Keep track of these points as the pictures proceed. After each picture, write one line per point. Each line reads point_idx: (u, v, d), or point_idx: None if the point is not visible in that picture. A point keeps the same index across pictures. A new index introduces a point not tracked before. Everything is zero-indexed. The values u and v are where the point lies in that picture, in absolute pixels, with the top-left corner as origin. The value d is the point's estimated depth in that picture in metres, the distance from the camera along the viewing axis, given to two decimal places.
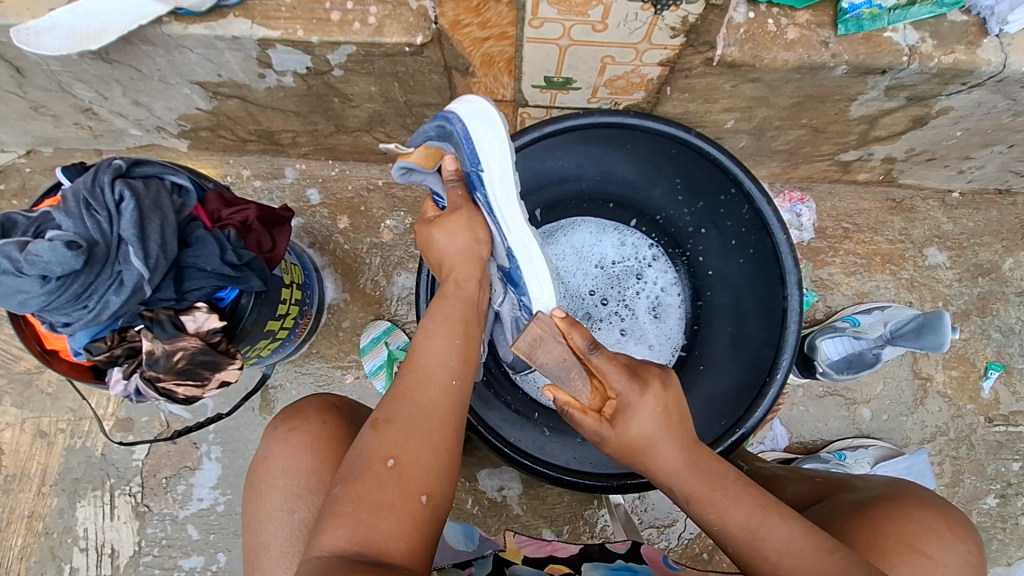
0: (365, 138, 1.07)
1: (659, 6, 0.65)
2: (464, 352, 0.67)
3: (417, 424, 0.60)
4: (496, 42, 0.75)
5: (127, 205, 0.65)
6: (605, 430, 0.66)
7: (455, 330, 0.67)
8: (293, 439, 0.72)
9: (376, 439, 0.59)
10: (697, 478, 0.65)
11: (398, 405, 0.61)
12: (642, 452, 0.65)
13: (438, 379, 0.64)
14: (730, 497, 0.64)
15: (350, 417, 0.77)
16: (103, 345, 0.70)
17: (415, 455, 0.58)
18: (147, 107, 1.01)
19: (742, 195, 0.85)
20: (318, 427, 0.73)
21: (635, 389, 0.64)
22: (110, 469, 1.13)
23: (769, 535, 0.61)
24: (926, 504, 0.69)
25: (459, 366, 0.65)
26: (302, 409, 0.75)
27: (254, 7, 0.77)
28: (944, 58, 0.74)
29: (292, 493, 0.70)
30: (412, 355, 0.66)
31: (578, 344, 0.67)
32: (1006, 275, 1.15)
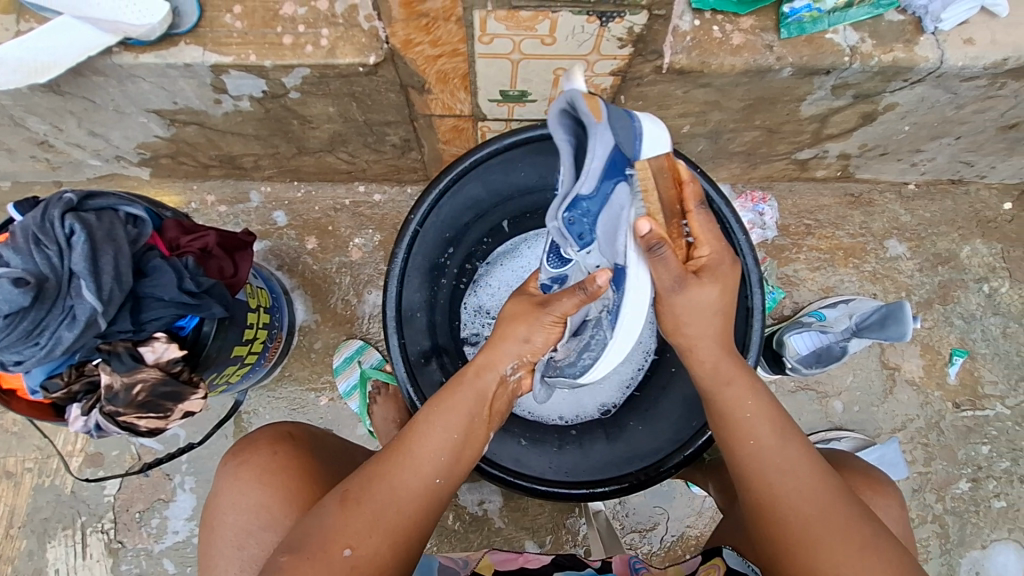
0: (328, 159, 1.07)
1: (605, 18, 0.66)
2: (457, 451, 0.66)
3: (384, 517, 0.61)
4: (450, 59, 0.75)
5: (77, 239, 0.64)
6: (688, 280, 0.63)
7: (454, 423, 0.66)
8: (243, 473, 0.72)
9: (342, 520, 0.60)
10: (733, 363, 0.67)
11: (371, 488, 0.62)
12: (707, 315, 0.65)
13: (419, 472, 0.64)
14: (761, 409, 0.67)
15: (304, 446, 0.76)
16: (60, 381, 0.69)
17: (374, 548, 0.60)
18: (104, 137, 1.00)
19: (700, 199, 0.88)
20: (268, 459, 0.73)
21: (722, 251, 0.65)
22: (81, 506, 1.11)
23: (787, 445, 0.65)
24: (854, 468, 0.77)
25: (444, 464, 0.65)
26: (253, 441, 0.74)
27: (205, 34, 0.76)
28: (884, 57, 0.76)
29: (242, 528, 0.70)
30: (403, 440, 0.65)
31: (691, 193, 0.63)
32: (964, 262, 1.18)
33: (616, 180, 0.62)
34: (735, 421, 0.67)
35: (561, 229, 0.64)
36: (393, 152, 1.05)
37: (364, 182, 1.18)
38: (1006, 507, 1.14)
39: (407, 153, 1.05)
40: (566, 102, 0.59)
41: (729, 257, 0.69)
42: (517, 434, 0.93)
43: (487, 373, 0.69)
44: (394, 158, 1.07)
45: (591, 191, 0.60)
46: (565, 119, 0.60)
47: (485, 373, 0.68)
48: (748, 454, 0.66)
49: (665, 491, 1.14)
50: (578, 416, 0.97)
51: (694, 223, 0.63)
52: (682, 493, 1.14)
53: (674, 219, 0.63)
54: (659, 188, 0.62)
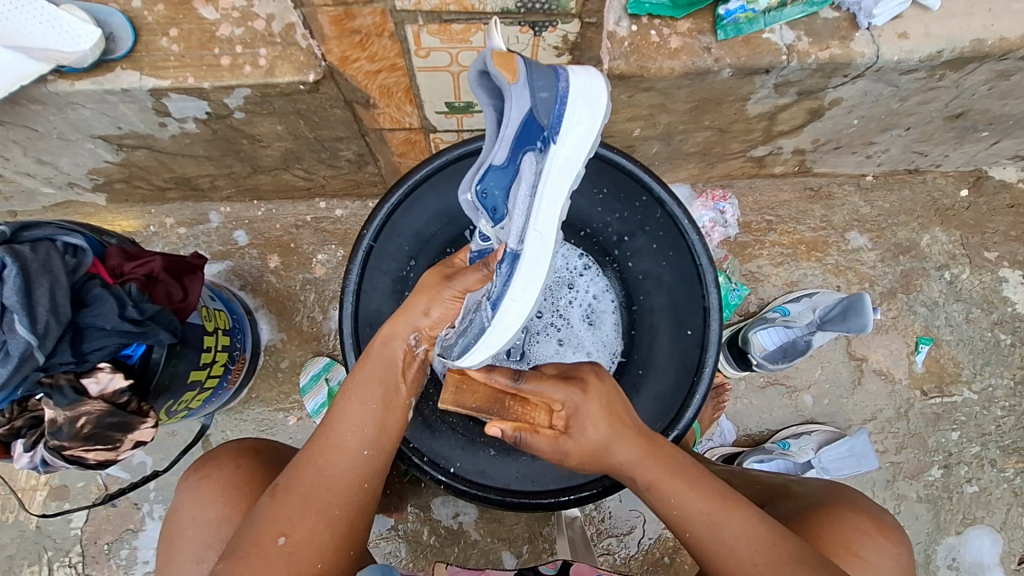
0: (285, 176, 1.06)
1: (537, 28, 0.67)
2: (381, 422, 0.67)
3: (314, 497, 0.61)
4: (389, 74, 0.75)
5: (9, 271, 0.63)
6: (564, 445, 0.69)
7: (370, 394, 0.68)
8: (204, 488, 0.71)
9: (273, 510, 0.60)
10: (655, 465, 0.68)
11: (298, 475, 0.63)
12: (602, 453, 0.69)
13: (344, 447, 0.65)
14: (684, 487, 0.66)
15: (266, 462, 0.75)
16: (2, 417, 0.68)
17: (310, 528, 0.60)
18: (53, 165, 0.99)
19: (654, 201, 0.88)
20: (231, 473, 0.72)
21: (576, 393, 0.69)
22: (47, 541, 1.09)
23: (729, 522, 0.63)
24: (865, 510, 0.73)
25: (368, 434, 0.66)
26: (216, 455, 0.74)
27: (142, 58, 0.76)
28: (820, 54, 0.77)
29: (203, 541, 0.69)
30: (325, 422, 0.67)
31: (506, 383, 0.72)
32: (925, 251, 1.19)
33: (527, 150, 0.64)
34: (669, 517, 0.67)
35: (475, 202, 0.67)
36: (349, 167, 1.04)
37: (325, 198, 1.17)
38: (979, 491, 1.15)
39: (363, 168, 1.05)
40: (479, 66, 0.60)
41: (590, 377, 0.71)
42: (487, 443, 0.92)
43: (395, 342, 0.70)
44: (352, 173, 1.07)
45: (504, 161, 0.64)
46: (484, 79, 0.62)
47: (393, 342, 0.70)
48: (675, 506, 0.66)
49: (641, 494, 1.13)
50: None
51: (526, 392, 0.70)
52: None
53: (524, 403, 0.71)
54: (466, 403, 0.72)
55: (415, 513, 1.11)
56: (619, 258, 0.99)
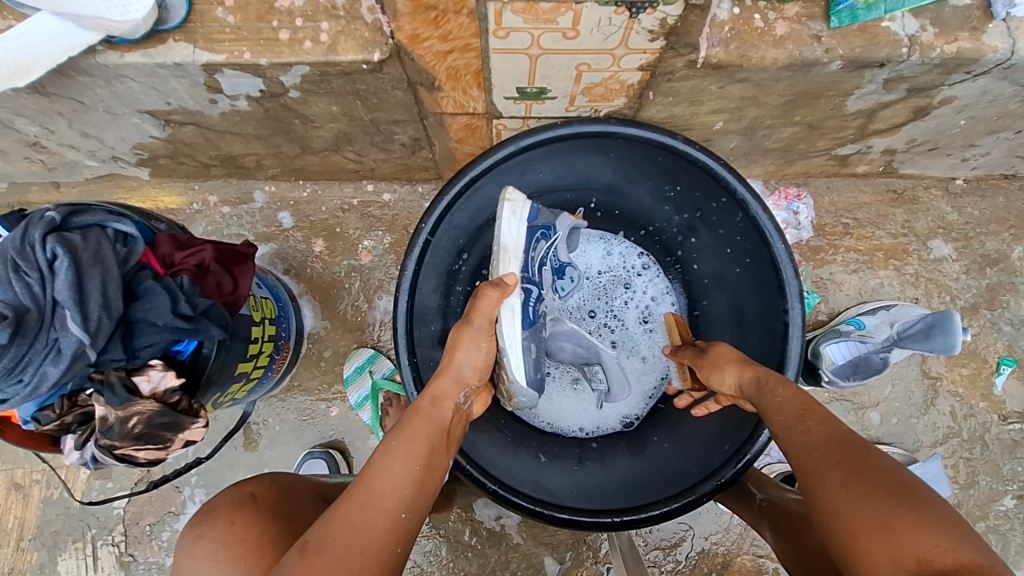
0: (334, 158, 1.01)
1: (634, 9, 0.59)
2: (422, 481, 0.61)
3: (347, 563, 0.53)
4: (461, 55, 0.69)
5: (61, 263, 0.59)
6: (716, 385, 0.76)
7: (416, 452, 0.62)
8: (199, 548, 0.66)
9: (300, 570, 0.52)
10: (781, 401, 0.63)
11: (329, 533, 0.54)
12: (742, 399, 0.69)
13: (382, 509, 0.57)
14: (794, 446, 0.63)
15: (265, 508, 0.69)
16: (52, 414, 0.66)
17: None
18: (98, 138, 0.95)
19: (735, 203, 0.81)
20: (226, 531, 0.66)
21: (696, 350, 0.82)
22: (90, 520, 1.10)
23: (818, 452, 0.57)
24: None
25: (409, 497, 0.59)
26: (211, 510, 0.69)
27: (195, 30, 0.70)
28: (946, 48, 0.68)
29: None
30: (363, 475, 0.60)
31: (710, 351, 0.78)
32: (1015, 264, 1.10)
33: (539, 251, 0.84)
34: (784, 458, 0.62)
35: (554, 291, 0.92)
36: (402, 151, 0.98)
37: (373, 181, 1.12)
38: None
39: (417, 152, 0.99)
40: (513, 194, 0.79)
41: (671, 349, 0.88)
42: (535, 459, 0.89)
43: (442, 401, 0.68)
44: (404, 157, 1.01)
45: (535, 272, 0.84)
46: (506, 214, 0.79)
47: (441, 402, 0.68)
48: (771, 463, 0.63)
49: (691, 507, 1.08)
50: (599, 429, 0.96)
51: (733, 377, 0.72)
52: (709, 509, 1.08)
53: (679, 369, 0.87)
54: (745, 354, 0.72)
55: (456, 513, 1.08)
56: (683, 258, 0.97)
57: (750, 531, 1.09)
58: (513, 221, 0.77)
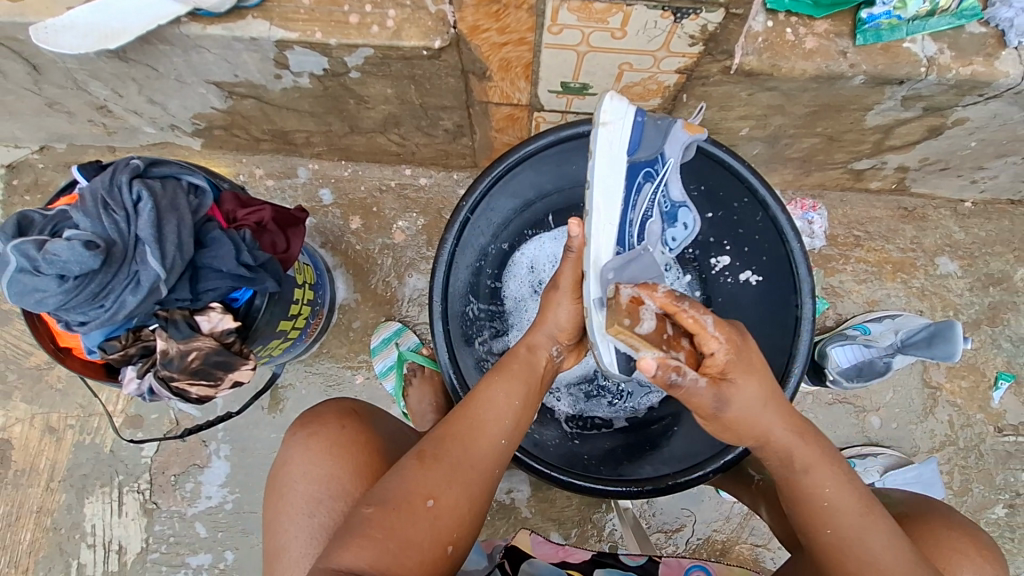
0: (379, 140, 1.08)
1: (679, 15, 0.65)
2: (519, 417, 0.69)
3: (462, 468, 0.63)
4: (515, 48, 0.75)
5: (144, 206, 0.66)
6: (723, 391, 0.63)
7: (516, 390, 0.69)
8: (311, 445, 0.71)
9: (422, 473, 0.61)
10: (775, 413, 0.65)
11: (445, 446, 0.63)
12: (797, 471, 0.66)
13: (489, 433, 0.66)
14: (842, 481, 0.65)
15: (370, 423, 0.75)
16: (117, 344, 0.72)
17: (457, 497, 0.61)
18: (162, 106, 1.02)
19: (757, 203, 0.85)
20: (337, 431, 0.72)
21: (733, 339, 0.62)
22: (120, 466, 1.16)
23: (823, 475, 0.65)
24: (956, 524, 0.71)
25: (509, 425, 0.67)
26: (320, 414, 0.73)
27: (272, 9, 0.77)
28: (962, 70, 0.74)
29: (309, 497, 0.68)
30: (469, 403, 0.67)
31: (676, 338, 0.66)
32: (1017, 284, 1.15)
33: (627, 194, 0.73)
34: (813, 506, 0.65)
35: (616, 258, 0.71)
36: (444, 137, 1.05)
37: (411, 165, 1.18)
38: None
39: (458, 139, 1.05)
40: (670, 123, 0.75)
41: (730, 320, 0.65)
42: (545, 442, 0.92)
43: (538, 351, 0.75)
44: (445, 143, 1.07)
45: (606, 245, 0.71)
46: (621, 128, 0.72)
47: (537, 351, 0.74)
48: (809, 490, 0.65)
49: (694, 494, 1.13)
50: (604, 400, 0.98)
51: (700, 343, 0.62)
52: (711, 497, 1.13)
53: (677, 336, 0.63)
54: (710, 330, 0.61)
55: None
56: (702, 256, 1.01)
57: (749, 521, 1.14)
58: (603, 144, 0.70)
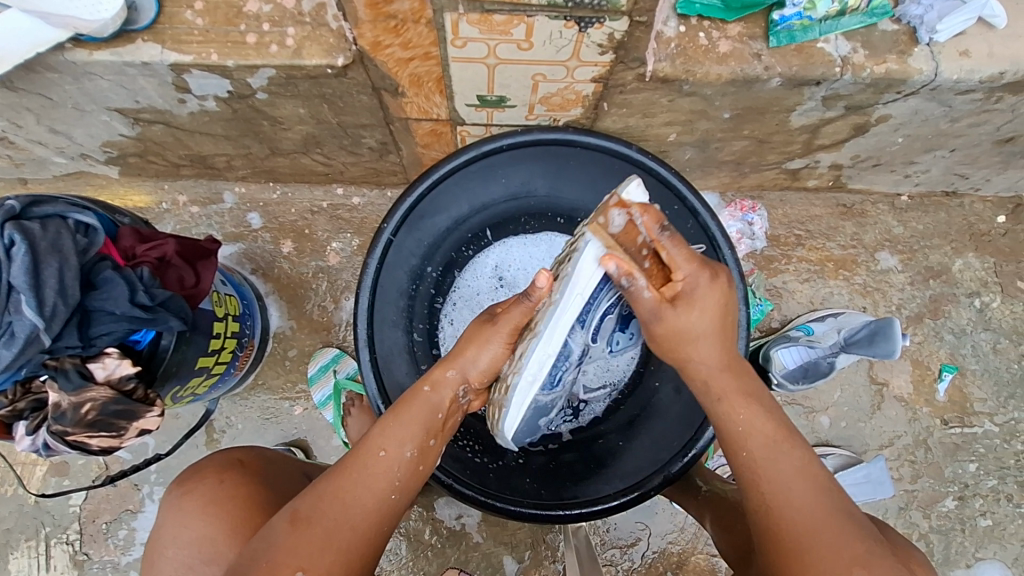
0: (304, 160, 1.04)
1: (583, 24, 0.63)
2: (411, 468, 0.66)
3: (338, 532, 0.60)
4: (422, 62, 0.72)
5: (17, 250, 0.60)
6: (666, 313, 0.61)
7: (410, 438, 0.66)
8: (187, 503, 0.73)
9: (292, 539, 0.58)
10: (733, 378, 0.65)
11: (321, 506, 0.61)
12: (687, 341, 0.63)
13: (375, 489, 0.63)
14: (755, 410, 0.65)
15: (252, 474, 0.76)
16: (5, 399, 0.66)
17: (329, 565, 0.58)
18: (67, 135, 0.96)
19: (687, 211, 0.84)
20: (214, 488, 0.73)
21: (704, 275, 0.61)
22: (45, 517, 1.09)
23: (788, 455, 0.64)
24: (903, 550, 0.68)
25: (398, 479, 0.65)
26: (200, 469, 0.76)
27: (164, 31, 0.72)
28: (876, 68, 0.73)
29: (185, 562, 0.70)
30: (356, 457, 0.65)
31: (648, 227, 0.59)
32: (956, 276, 1.15)
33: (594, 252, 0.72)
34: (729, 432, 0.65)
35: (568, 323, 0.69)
36: (371, 155, 1.01)
37: (343, 184, 1.14)
38: (992, 525, 1.13)
39: (385, 156, 1.02)
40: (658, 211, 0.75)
41: (722, 269, 0.63)
42: (485, 466, 0.87)
43: (441, 388, 0.69)
44: (372, 161, 1.03)
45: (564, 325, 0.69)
46: None
47: (440, 389, 0.69)
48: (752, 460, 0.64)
49: (648, 507, 1.11)
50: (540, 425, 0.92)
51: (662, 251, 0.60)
52: (665, 509, 1.11)
53: (649, 257, 0.61)
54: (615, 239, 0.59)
55: (416, 512, 1.09)
56: None
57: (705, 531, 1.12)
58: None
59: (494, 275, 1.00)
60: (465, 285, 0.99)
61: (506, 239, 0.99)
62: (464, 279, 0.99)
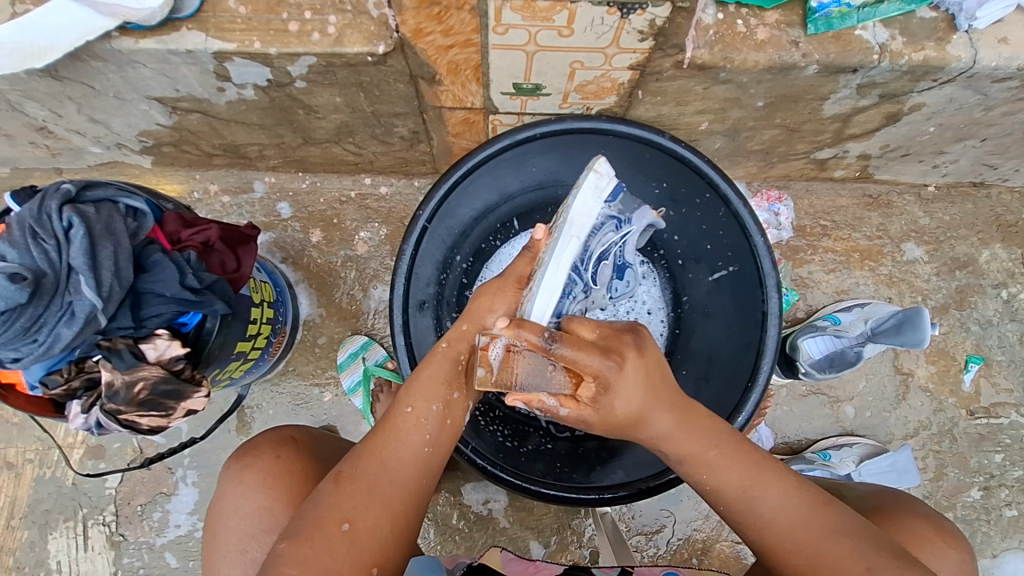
0: (335, 150, 1.05)
1: (625, 10, 0.63)
2: (442, 421, 0.67)
3: (379, 488, 0.61)
4: (462, 50, 0.72)
5: (75, 232, 0.62)
6: (589, 414, 0.60)
7: (437, 392, 0.67)
8: (247, 476, 0.74)
9: (337, 496, 0.59)
10: (691, 434, 0.63)
11: (361, 465, 0.62)
12: (632, 423, 0.61)
13: (409, 444, 0.64)
14: (722, 463, 0.64)
15: (306, 450, 0.77)
16: (60, 377, 0.67)
17: (375, 518, 0.59)
18: (105, 124, 0.98)
19: (718, 198, 0.84)
20: (271, 463, 0.74)
21: (612, 364, 0.57)
22: (83, 499, 1.11)
23: (765, 495, 0.63)
24: (922, 515, 0.73)
25: (431, 431, 0.65)
26: (256, 445, 0.76)
27: (208, 20, 0.74)
28: (914, 55, 0.73)
29: (245, 533, 0.72)
30: (388, 418, 0.65)
31: (536, 341, 0.59)
32: (983, 267, 1.15)
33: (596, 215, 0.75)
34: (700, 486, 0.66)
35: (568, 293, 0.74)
36: (401, 144, 1.02)
37: (371, 174, 1.15)
38: (1017, 516, 1.13)
39: (415, 146, 1.03)
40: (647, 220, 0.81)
41: (627, 345, 0.59)
42: (517, 450, 0.89)
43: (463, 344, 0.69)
44: (402, 150, 1.05)
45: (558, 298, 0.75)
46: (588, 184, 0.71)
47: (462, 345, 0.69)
48: (738, 506, 0.64)
49: (672, 494, 1.12)
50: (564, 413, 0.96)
51: (558, 358, 0.58)
52: (690, 496, 1.12)
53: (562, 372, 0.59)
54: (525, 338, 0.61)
55: (444, 496, 1.11)
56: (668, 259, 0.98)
57: None
58: (592, 196, 0.67)
59: None
60: (491, 274, 1.01)
61: (535, 228, 1.00)
62: (491, 268, 1.00)
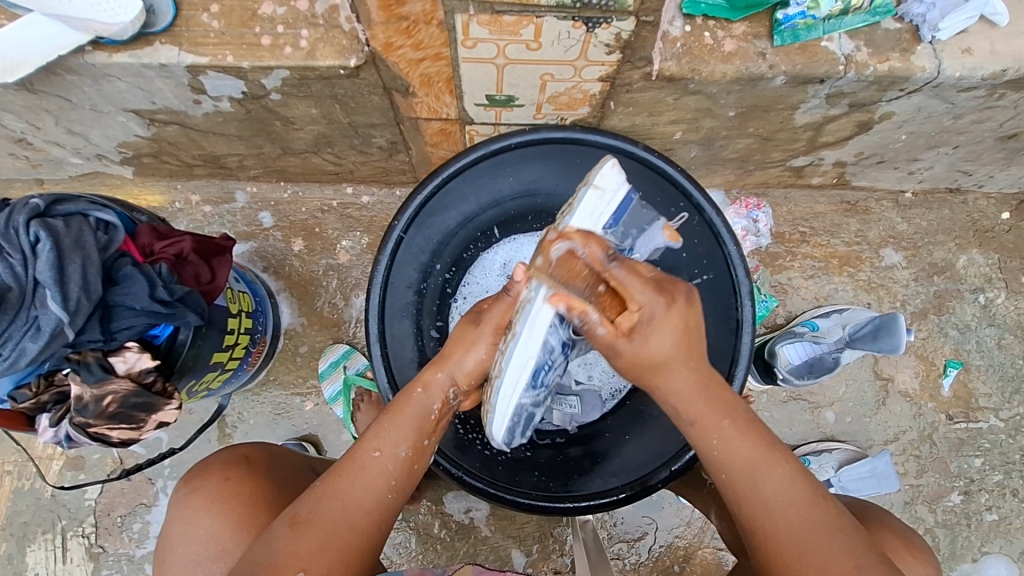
0: (314, 160, 1.05)
1: (591, 24, 0.64)
2: (408, 468, 0.67)
3: (337, 534, 0.61)
4: (432, 63, 0.73)
5: (43, 247, 0.62)
6: (622, 346, 0.61)
7: (405, 438, 0.67)
8: (194, 500, 0.74)
9: (293, 542, 0.59)
10: (708, 403, 0.64)
11: (320, 508, 0.61)
12: (659, 368, 0.62)
13: (373, 488, 0.64)
14: (733, 435, 0.64)
15: (258, 470, 0.77)
16: (29, 392, 0.68)
17: (329, 565, 0.59)
18: (84, 136, 0.98)
19: (692, 208, 0.85)
20: (220, 485, 0.75)
21: (661, 303, 0.59)
22: (61, 511, 1.11)
23: (770, 474, 0.63)
24: (891, 527, 0.75)
25: (395, 479, 0.66)
26: (206, 468, 0.77)
27: (181, 34, 0.74)
28: (879, 66, 0.74)
29: (191, 559, 0.72)
30: (355, 461, 0.65)
31: (596, 256, 0.60)
32: (960, 272, 1.16)
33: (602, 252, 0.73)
34: (708, 458, 0.65)
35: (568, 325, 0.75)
36: (380, 154, 1.03)
37: (352, 183, 1.16)
38: (998, 520, 1.13)
39: (394, 156, 1.04)
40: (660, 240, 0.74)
41: (682, 290, 0.62)
42: (495, 458, 0.89)
43: (434, 391, 0.70)
44: (382, 160, 1.05)
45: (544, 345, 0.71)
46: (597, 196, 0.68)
47: (434, 392, 0.70)
48: (741, 479, 0.63)
49: (654, 501, 1.12)
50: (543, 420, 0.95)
51: (612, 279, 0.59)
52: (671, 503, 1.12)
53: (601, 287, 0.60)
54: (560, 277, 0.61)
55: (425, 506, 1.11)
56: None
57: (710, 525, 1.13)
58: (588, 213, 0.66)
59: (502, 272, 1.02)
60: (475, 283, 1.02)
61: (516, 235, 1.01)
62: (474, 276, 1.01)
